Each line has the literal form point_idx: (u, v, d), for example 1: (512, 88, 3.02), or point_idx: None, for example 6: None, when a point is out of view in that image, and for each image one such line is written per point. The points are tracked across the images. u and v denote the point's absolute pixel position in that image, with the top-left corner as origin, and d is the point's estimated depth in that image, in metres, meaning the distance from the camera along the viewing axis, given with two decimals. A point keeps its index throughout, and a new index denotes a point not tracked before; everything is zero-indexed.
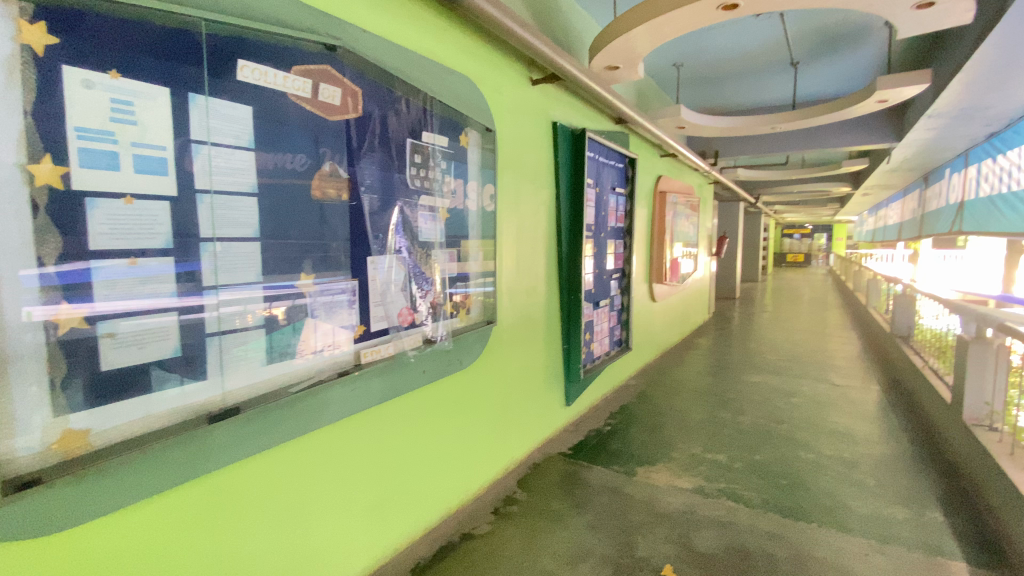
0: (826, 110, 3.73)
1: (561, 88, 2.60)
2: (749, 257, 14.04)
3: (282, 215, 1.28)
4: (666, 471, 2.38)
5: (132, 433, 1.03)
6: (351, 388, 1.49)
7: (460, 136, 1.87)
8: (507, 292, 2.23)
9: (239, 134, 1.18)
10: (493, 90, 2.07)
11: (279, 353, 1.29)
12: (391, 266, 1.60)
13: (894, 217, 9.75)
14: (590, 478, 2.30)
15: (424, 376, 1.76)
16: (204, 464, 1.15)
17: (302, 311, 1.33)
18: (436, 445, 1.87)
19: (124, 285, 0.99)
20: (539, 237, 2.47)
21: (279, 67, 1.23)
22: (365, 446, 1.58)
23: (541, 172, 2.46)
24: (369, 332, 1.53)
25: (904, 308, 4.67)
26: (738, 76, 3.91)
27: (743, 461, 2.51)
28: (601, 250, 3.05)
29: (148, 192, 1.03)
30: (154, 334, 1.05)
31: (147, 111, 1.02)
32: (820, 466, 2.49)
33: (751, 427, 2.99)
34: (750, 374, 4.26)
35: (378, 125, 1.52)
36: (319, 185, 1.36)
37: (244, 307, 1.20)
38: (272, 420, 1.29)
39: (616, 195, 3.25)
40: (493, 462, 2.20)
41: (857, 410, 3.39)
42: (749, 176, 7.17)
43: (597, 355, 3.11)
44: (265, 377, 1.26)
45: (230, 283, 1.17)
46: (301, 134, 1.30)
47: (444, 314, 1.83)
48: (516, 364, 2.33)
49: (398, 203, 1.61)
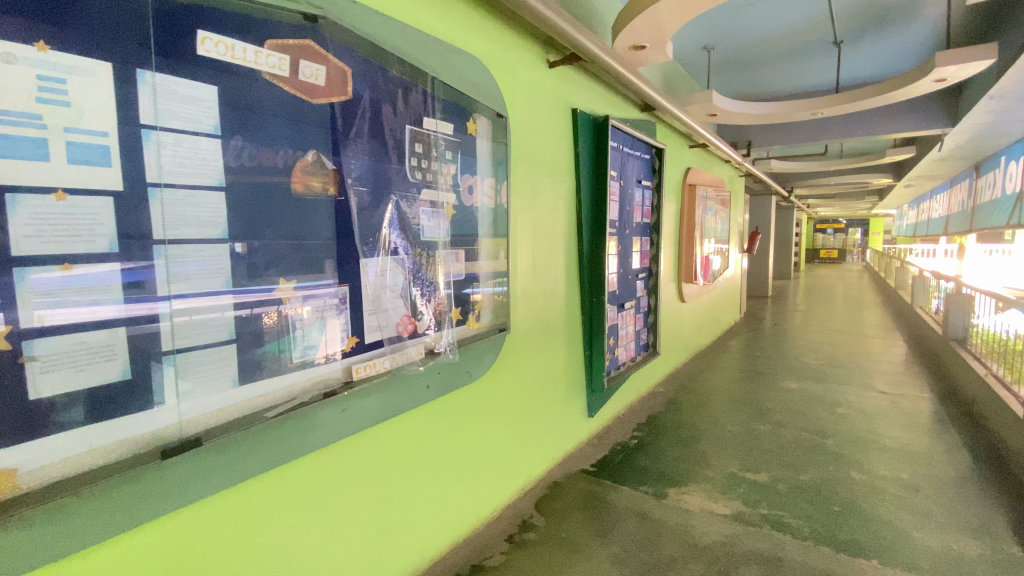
0: (874, 93, 3.42)
1: (580, 71, 2.38)
2: (782, 253, 13.50)
3: (253, 212, 1.10)
4: (700, 493, 2.15)
5: (70, 472, 0.86)
6: (340, 409, 1.31)
7: (467, 123, 1.68)
8: (521, 296, 2.03)
9: (200, 118, 1.01)
10: (505, 73, 1.88)
11: (255, 371, 1.11)
12: (388, 269, 1.41)
13: (941, 210, 9.19)
14: (615, 501, 2.09)
15: (428, 392, 1.58)
16: (163, 504, 0.99)
17: (281, 322, 1.15)
18: (444, 466, 1.69)
19: (55, 298, 0.83)
20: (557, 235, 2.26)
21: (248, 40, 1.05)
22: (361, 472, 1.41)
23: (560, 164, 2.25)
24: (363, 345, 1.34)
25: (960, 309, 4.25)
26: (774, 58, 3.63)
27: (787, 483, 2.26)
28: (626, 248, 2.83)
29: (85, 186, 0.86)
30: (95, 353, 0.88)
31: (85, 91, 0.85)
32: (874, 488, 2.22)
33: (793, 441, 2.73)
34: (787, 381, 3.97)
35: (370, 109, 1.33)
36: (301, 179, 1.18)
37: (210, 318, 1.03)
38: (249, 448, 1.12)
39: (642, 188, 3.01)
40: (507, 482, 2.01)
41: (912, 423, 3.08)
42: (783, 167, 6.81)
43: (622, 361, 2.88)
44: (238, 400, 1.09)
45: (189, 293, 0.99)
46: (278, 120, 1.13)
47: (450, 322, 1.63)
48: (532, 375, 2.13)
49: (393, 197, 1.42)
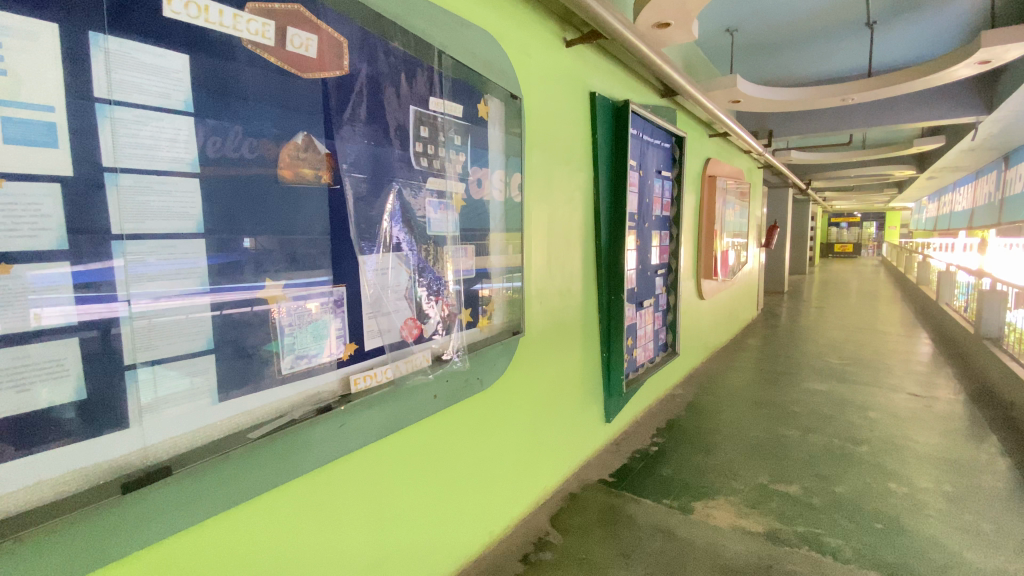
0: (909, 77, 3.21)
1: (599, 51, 2.21)
2: (797, 247, 13.20)
3: (233, 202, 0.95)
4: (728, 507, 2.00)
5: (12, 512, 0.71)
6: (338, 425, 1.17)
7: (479, 106, 1.52)
8: (536, 295, 1.88)
9: (167, 91, 0.85)
10: (519, 51, 1.72)
11: (238, 386, 0.97)
12: (389, 266, 1.25)
13: (965, 203, 8.88)
14: (638, 516, 1.94)
15: (436, 403, 1.44)
16: (129, 542, 0.85)
17: (268, 328, 1.00)
18: (455, 480, 1.56)
19: (18, 300, 0.70)
20: (574, 228, 2.10)
21: (226, 2, 0.90)
22: (363, 490, 1.27)
23: (577, 151, 2.08)
24: (363, 353, 1.20)
25: (994, 306, 4.01)
26: (802, 41, 3.43)
27: (822, 496, 2.10)
28: (645, 242, 2.66)
29: (25, 172, 0.71)
30: (43, 369, 0.73)
31: (23, 57, 0.70)
32: (917, 502, 2.06)
33: (823, 448, 2.56)
34: (812, 382, 3.79)
35: (370, 86, 1.18)
36: (290, 163, 1.03)
37: (182, 324, 0.88)
38: (234, 473, 0.98)
39: (661, 178, 2.84)
40: (521, 495, 1.87)
41: (950, 428, 2.90)
42: (803, 158, 6.59)
43: (641, 362, 2.73)
44: (218, 420, 0.94)
45: (156, 294, 0.85)
46: (261, 95, 0.98)
47: (459, 324, 1.49)
48: (547, 379, 1.98)
49: (395, 185, 1.26)
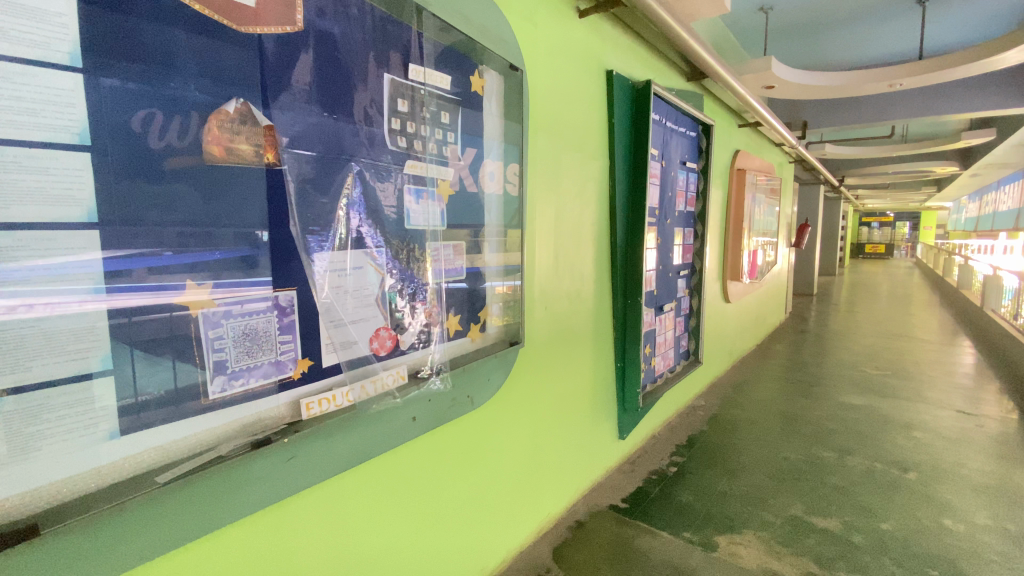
0: (966, 59, 2.89)
1: (616, 24, 1.97)
2: (827, 248, 12.70)
3: (139, 186, 0.75)
4: (757, 545, 1.76)
5: None
6: (285, 459, 0.97)
7: (472, 79, 1.31)
8: (539, 298, 1.66)
9: (47, 39, 0.65)
10: (523, 18, 1.49)
11: (145, 414, 0.77)
12: (350, 266, 1.04)
13: (1011, 202, 8.34)
14: (653, 552, 1.72)
15: (415, 427, 1.24)
16: None
17: (190, 345, 0.80)
18: (441, 511, 1.37)
19: None
20: (585, 224, 1.87)
21: None
22: (326, 530, 1.08)
23: (589, 136, 1.85)
24: (316, 371, 1.00)
25: None
26: (844, 20, 3.12)
27: (866, 534, 1.84)
28: (666, 240, 2.41)
29: None
30: None
31: None
32: (975, 543, 1.79)
33: (863, 475, 2.29)
34: (846, 395, 3.50)
35: (325, 46, 0.96)
36: (219, 137, 0.82)
37: (60, 341, 0.68)
38: (143, 525, 0.78)
39: (686, 170, 2.59)
40: (518, 525, 1.67)
41: (1006, 452, 2.59)
42: (837, 153, 6.22)
43: (659, 371, 2.49)
44: (112, 462, 0.74)
45: (18, 304, 0.64)
46: (177, 48, 0.77)
47: (442, 334, 1.28)
48: (552, 393, 1.76)
49: (356, 165, 1.04)
